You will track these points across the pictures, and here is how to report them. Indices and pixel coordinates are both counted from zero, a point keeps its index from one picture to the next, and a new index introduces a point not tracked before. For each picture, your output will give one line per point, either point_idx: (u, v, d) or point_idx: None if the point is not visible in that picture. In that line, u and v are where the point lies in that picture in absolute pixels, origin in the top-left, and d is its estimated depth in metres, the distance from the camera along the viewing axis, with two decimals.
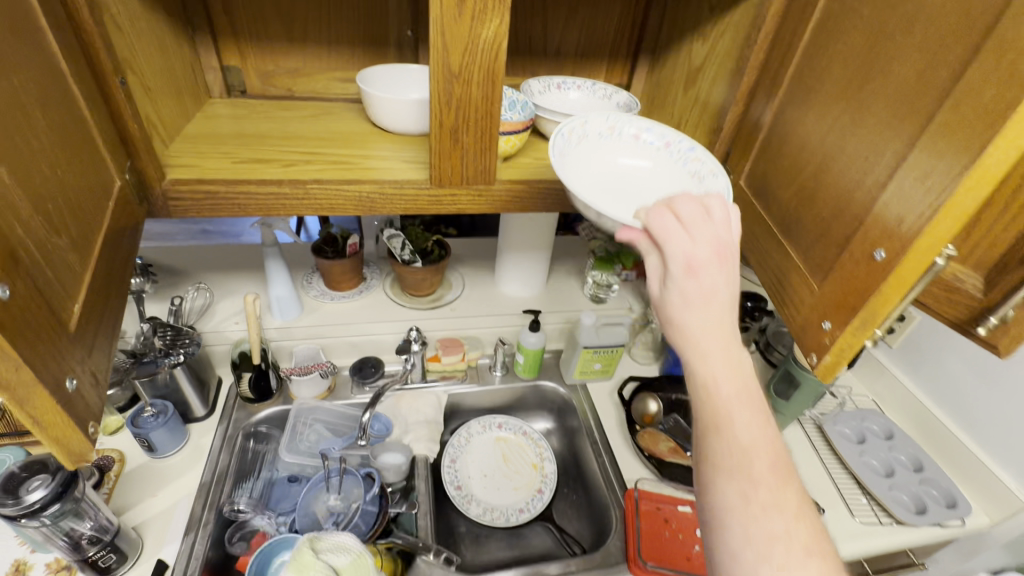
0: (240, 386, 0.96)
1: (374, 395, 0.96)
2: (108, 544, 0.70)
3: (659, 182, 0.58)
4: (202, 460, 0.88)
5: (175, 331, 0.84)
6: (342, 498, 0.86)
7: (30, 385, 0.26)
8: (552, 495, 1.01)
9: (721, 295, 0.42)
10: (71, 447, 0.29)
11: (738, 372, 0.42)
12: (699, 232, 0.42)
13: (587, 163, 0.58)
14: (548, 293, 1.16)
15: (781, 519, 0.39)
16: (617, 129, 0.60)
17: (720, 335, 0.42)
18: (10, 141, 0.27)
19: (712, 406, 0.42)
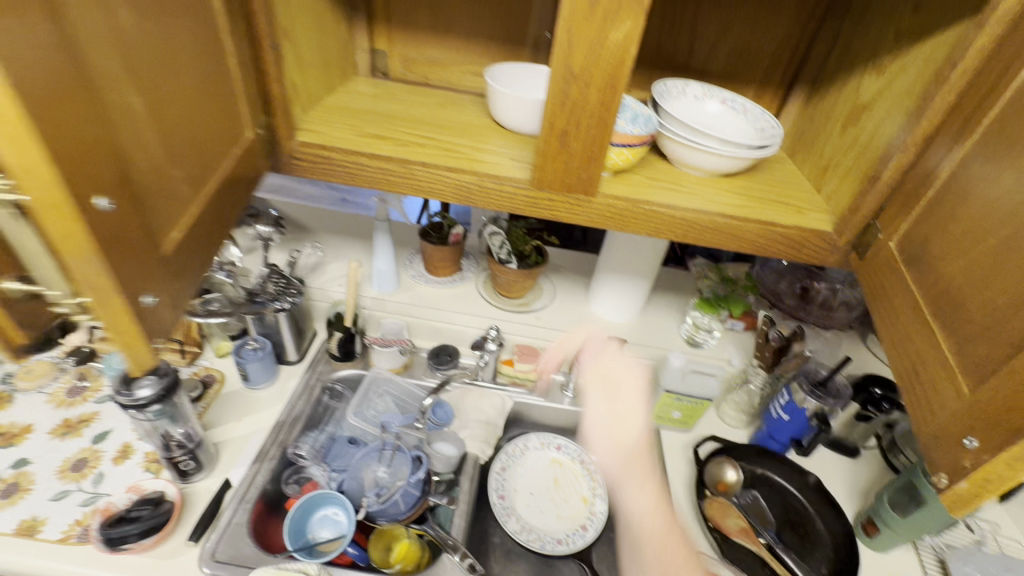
0: (330, 342, 1.02)
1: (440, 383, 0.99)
2: (189, 452, 0.79)
3: (727, 130, 0.65)
4: (283, 401, 0.96)
5: (286, 282, 0.95)
6: (389, 472, 0.89)
7: (105, 293, 0.30)
8: (596, 537, 0.93)
9: None
10: (139, 354, 0.34)
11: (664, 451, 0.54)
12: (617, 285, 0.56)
13: (682, 111, 0.65)
14: (639, 323, 1.10)
15: None
16: (710, 95, 0.66)
17: None
18: (155, 78, 0.32)
19: None
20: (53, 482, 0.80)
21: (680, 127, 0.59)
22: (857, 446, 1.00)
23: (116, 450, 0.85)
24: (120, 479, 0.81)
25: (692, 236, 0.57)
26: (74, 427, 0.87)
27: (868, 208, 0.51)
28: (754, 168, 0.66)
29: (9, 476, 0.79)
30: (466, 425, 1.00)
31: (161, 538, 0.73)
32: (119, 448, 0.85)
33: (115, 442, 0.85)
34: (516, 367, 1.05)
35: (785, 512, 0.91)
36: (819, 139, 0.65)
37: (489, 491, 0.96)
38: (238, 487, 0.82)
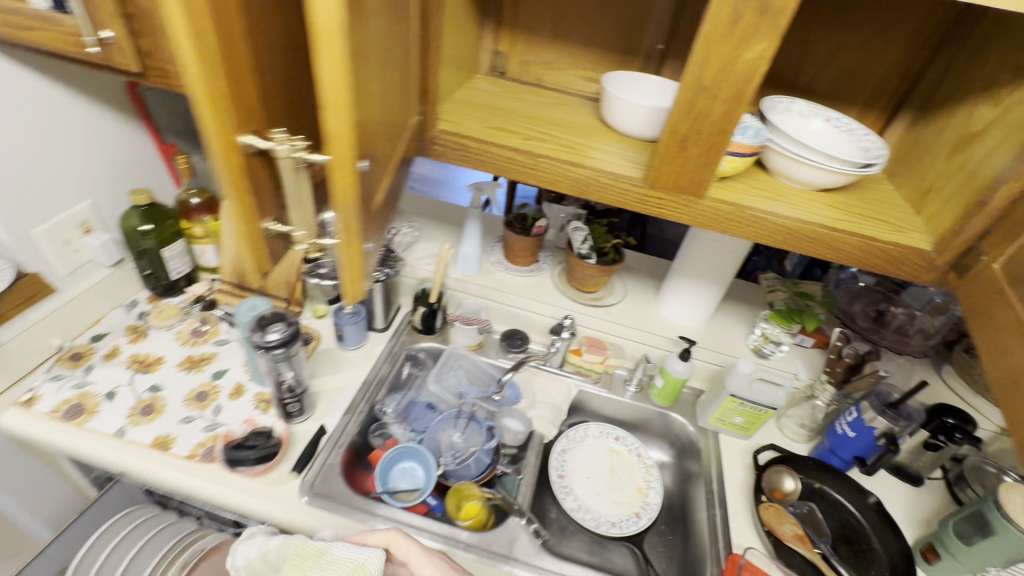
0: (415, 316, 1.12)
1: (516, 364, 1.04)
2: (296, 396, 0.90)
3: (830, 146, 0.68)
4: (370, 363, 1.05)
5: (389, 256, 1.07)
6: (463, 438, 0.99)
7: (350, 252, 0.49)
8: (648, 524, 0.98)
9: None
10: (355, 288, 0.53)
11: None
12: None
13: (786, 126, 0.68)
14: (706, 329, 1.13)
15: None
16: (815, 113, 0.69)
17: None
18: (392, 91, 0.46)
19: None
20: (181, 408, 0.92)
21: (787, 140, 0.62)
22: (921, 475, 0.99)
23: (230, 388, 0.96)
24: (235, 412, 0.92)
25: (790, 244, 0.61)
26: (196, 363, 1.00)
27: (971, 233, 0.54)
28: (852, 186, 0.68)
29: (146, 398, 0.92)
30: (534, 405, 1.07)
31: (268, 468, 0.84)
32: (233, 387, 0.96)
33: (229, 381, 0.97)
34: (583, 357, 1.09)
35: (843, 528, 0.92)
36: (922, 163, 0.67)
37: (550, 470, 1.03)
38: (332, 433, 0.92)
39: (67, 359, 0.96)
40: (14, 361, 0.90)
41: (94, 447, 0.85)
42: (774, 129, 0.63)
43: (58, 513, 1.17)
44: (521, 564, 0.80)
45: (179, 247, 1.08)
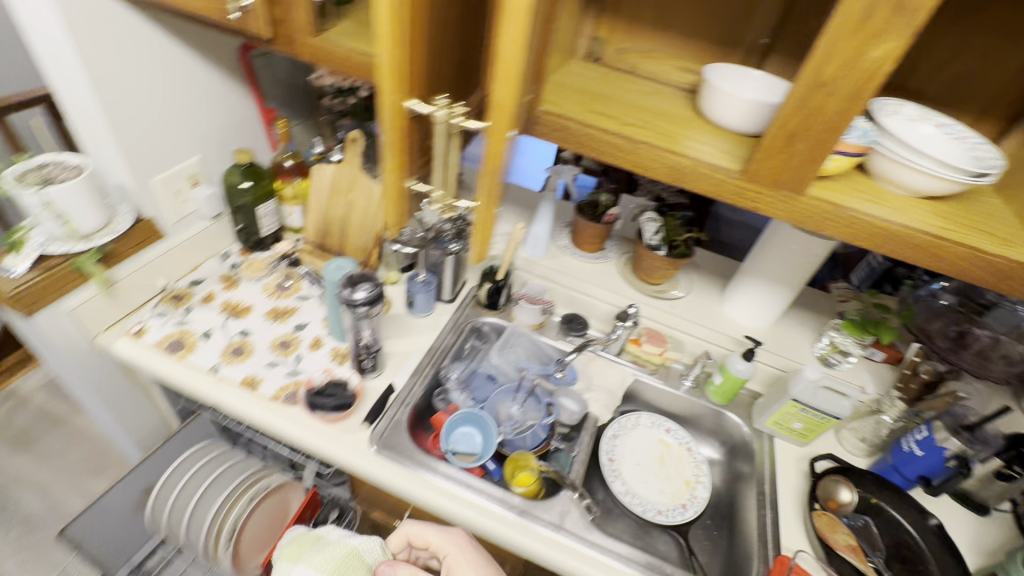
0: (481, 291, 1.15)
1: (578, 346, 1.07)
2: (371, 354, 0.96)
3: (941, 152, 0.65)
4: (436, 331, 1.10)
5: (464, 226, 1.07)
6: (520, 411, 1.03)
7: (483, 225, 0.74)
8: (694, 516, 0.99)
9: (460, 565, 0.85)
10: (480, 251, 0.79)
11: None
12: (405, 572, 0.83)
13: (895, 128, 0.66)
14: (771, 332, 1.12)
15: None
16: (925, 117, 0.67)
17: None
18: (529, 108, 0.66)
19: None
20: (267, 353, 1.00)
21: (895, 144, 0.61)
22: (988, 504, 0.95)
23: (309, 340, 1.03)
24: (314, 362, 0.99)
25: (886, 248, 0.60)
26: (281, 314, 1.07)
27: None
28: (956, 195, 0.66)
29: (236, 340, 1.01)
30: (590, 388, 1.09)
31: (343, 417, 0.91)
32: (312, 339, 1.03)
33: (310, 333, 1.04)
34: (643, 347, 1.11)
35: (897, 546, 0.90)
36: None
37: (601, 453, 1.05)
38: (400, 392, 0.97)
39: (170, 298, 1.06)
40: (125, 296, 1.00)
41: (192, 378, 0.94)
42: (883, 130, 0.61)
43: (146, 438, 1.29)
44: (570, 535, 0.84)
45: (272, 206, 1.16)
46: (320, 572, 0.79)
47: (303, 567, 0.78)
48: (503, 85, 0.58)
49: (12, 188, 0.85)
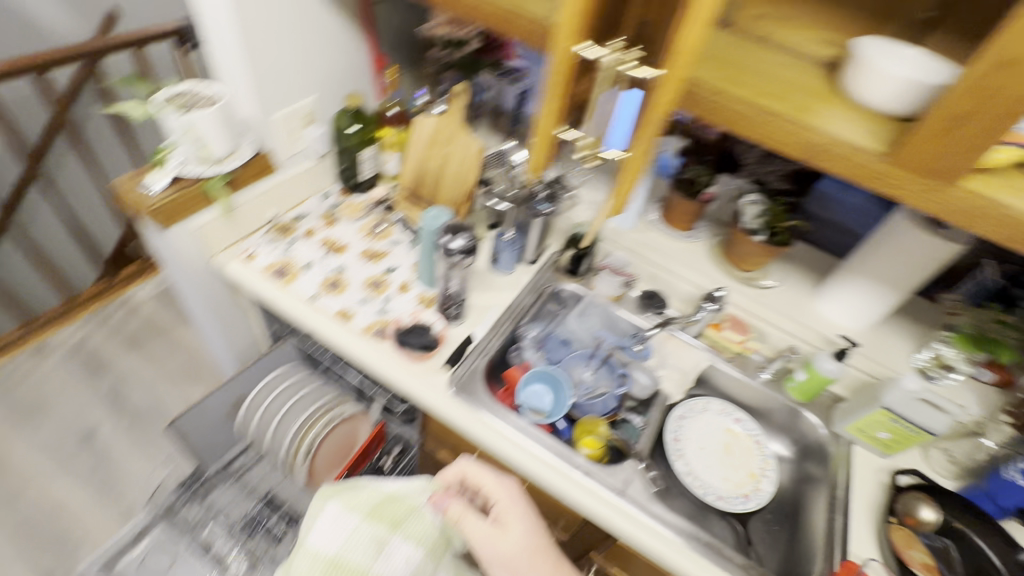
0: (564, 256, 1.16)
1: (664, 320, 1.07)
2: (455, 303, 1.00)
3: None
4: (516, 290, 1.11)
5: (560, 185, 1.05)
6: (593, 377, 1.04)
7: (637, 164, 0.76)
8: (756, 508, 0.98)
9: (507, 513, 0.84)
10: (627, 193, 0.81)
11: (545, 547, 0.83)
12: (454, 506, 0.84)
13: None
14: (869, 335, 1.07)
15: None
16: None
17: (527, 537, 0.83)
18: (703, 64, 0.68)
19: None
20: (360, 290, 1.06)
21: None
22: None
23: (399, 283, 1.08)
24: (401, 305, 1.04)
25: None
26: (374, 256, 1.13)
27: None
28: None
29: (332, 275, 1.07)
30: (663, 366, 1.10)
31: (426, 357, 0.96)
32: (401, 283, 1.08)
33: (400, 276, 1.10)
34: (723, 333, 1.09)
35: None
36: None
37: (665, 431, 1.04)
38: (479, 343, 1.00)
39: (278, 229, 1.14)
40: (241, 222, 1.09)
41: (294, 303, 1.02)
42: None
43: (239, 356, 1.41)
44: (632, 501, 0.85)
45: (373, 152, 1.21)
46: (357, 510, 0.88)
47: (337, 509, 0.88)
48: (687, 27, 0.58)
49: (159, 111, 0.95)
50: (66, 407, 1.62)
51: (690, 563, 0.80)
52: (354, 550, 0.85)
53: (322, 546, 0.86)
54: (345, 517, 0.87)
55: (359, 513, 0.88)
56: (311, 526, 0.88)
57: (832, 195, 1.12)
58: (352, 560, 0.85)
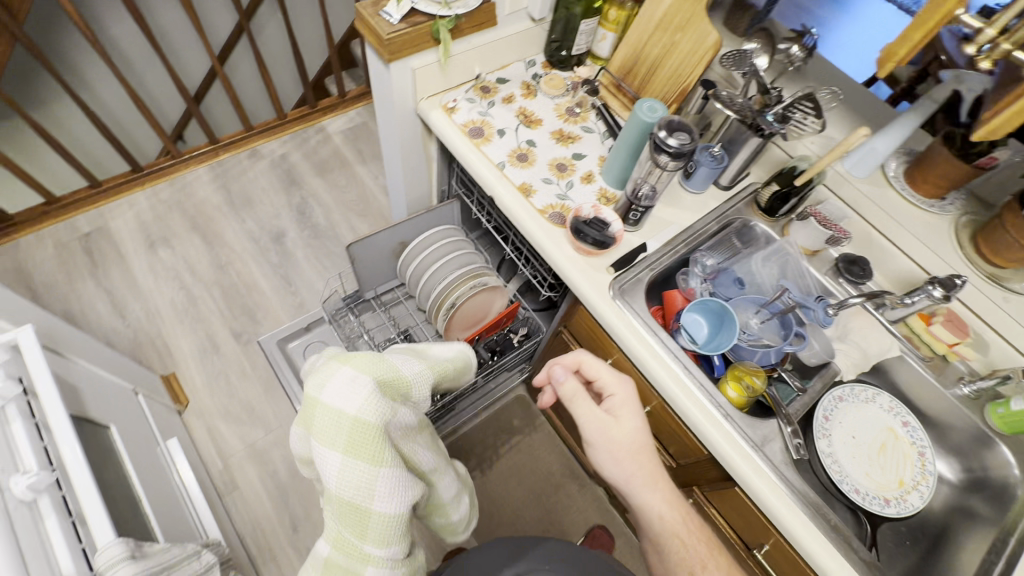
0: (763, 191, 1.03)
1: (869, 295, 0.91)
2: (639, 208, 0.95)
3: None
4: (702, 213, 1.02)
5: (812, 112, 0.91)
6: (759, 327, 0.96)
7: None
8: (894, 516, 0.88)
9: (624, 407, 0.83)
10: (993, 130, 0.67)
11: (649, 449, 0.82)
12: (566, 384, 0.83)
13: None
14: None
15: (707, 552, 0.80)
16: None
17: (635, 435, 0.82)
18: None
19: (676, 535, 0.79)
20: (545, 169, 1.04)
21: None
22: None
23: (583, 173, 1.05)
24: (582, 195, 1.02)
25: None
26: (565, 138, 1.09)
27: None
28: None
29: (523, 147, 1.07)
30: (842, 339, 0.97)
31: (594, 254, 0.94)
32: (586, 173, 1.05)
33: (586, 166, 1.06)
34: (931, 327, 0.94)
35: None
36: None
37: (818, 406, 0.95)
38: (650, 255, 0.96)
39: (479, 88, 1.14)
40: (452, 71, 1.11)
41: (483, 165, 1.04)
42: None
43: (411, 204, 1.53)
44: (766, 460, 0.81)
45: (593, 24, 1.11)
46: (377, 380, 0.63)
47: (351, 369, 0.62)
48: None
49: None
50: (266, 207, 1.90)
51: (812, 540, 0.77)
52: (380, 409, 0.61)
53: (338, 408, 0.60)
54: (362, 377, 0.62)
55: (376, 376, 0.63)
56: (317, 389, 0.61)
57: None
58: (379, 422, 0.60)
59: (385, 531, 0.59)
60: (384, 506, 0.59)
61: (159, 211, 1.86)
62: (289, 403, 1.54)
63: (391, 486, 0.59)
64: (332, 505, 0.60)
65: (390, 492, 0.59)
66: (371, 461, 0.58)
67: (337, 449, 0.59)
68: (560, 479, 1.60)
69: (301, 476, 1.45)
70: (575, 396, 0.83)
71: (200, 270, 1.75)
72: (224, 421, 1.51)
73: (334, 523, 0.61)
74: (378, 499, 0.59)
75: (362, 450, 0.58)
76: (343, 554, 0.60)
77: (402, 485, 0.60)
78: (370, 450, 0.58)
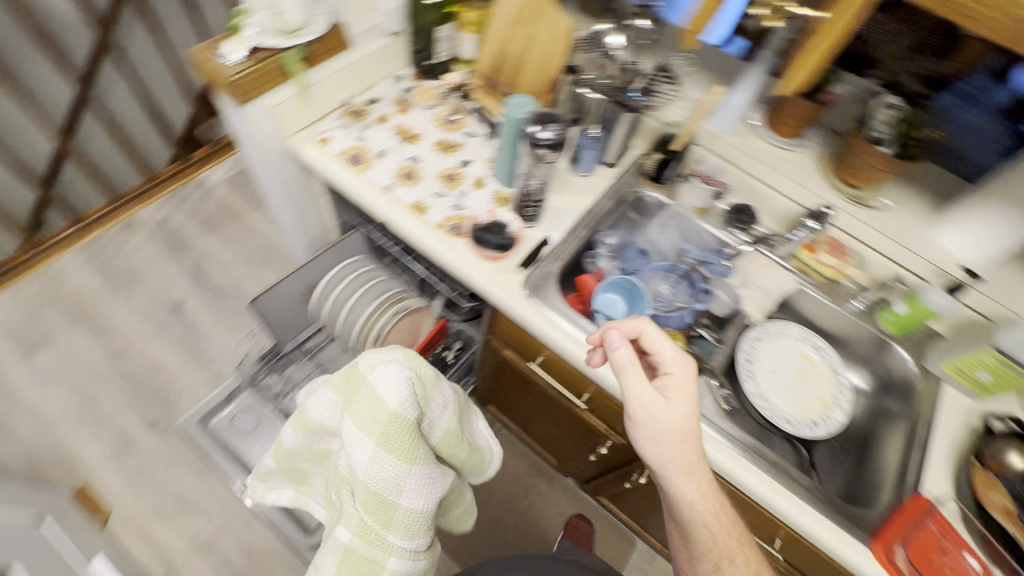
0: (647, 160, 1.07)
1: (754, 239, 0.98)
2: (533, 203, 0.97)
3: None
4: (595, 194, 1.04)
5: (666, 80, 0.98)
6: (670, 291, 1.01)
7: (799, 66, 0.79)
8: (824, 436, 0.95)
9: (675, 387, 0.77)
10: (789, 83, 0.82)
11: (694, 438, 0.76)
12: (620, 350, 0.76)
13: None
14: (994, 272, 0.94)
15: (737, 538, 0.77)
16: None
17: (684, 418, 0.75)
18: None
19: (705, 524, 0.76)
20: (434, 182, 1.02)
21: None
22: None
23: (474, 179, 1.04)
24: (477, 201, 1.01)
25: None
26: (448, 148, 1.08)
27: None
28: None
29: (407, 164, 1.04)
30: (745, 285, 1.05)
31: (500, 257, 0.94)
32: (477, 178, 1.04)
33: (476, 172, 1.05)
34: (817, 256, 1.01)
35: None
36: None
37: (738, 351, 1.01)
38: (554, 247, 0.96)
39: (351, 113, 1.09)
40: (315, 102, 1.05)
41: (370, 191, 1.00)
42: None
43: (312, 243, 1.45)
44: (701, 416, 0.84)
45: (450, 30, 1.11)
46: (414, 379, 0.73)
47: (401, 370, 0.71)
48: None
49: None
50: (154, 278, 1.74)
51: (758, 481, 0.81)
52: (415, 408, 0.70)
53: (380, 400, 0.69)
54: (407, 378, 0.71)
55: (415, 379, 0.73)
56: (367, 378, 0.71)
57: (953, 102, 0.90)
58: (414, 422, 0.70)
59: (409, 524, 0.69)
60: (409, 502, 0.69)
61: (29, 309, 1.66)
62: (225, 482, 1.42)
63: (417, 484, 0.69)
64: (358, 492, 0.69)
65: (416, 489, 0.69)
66: (404, 457, 0.68)
67: (372, 437, 0.68)
68: (529, 479, 1.60)
69: (258, 555, 1.35)
70: (624, 368, 0.76)
71: (92, 363, 1.58)
72: (157, 519, 1.37)
73: (357, 511, 0.69)
74: (405, 494, 0.68)
75: (397, 445, 0.68)
76: (363, 544, 0.69)
77: (427, 482, 0.71)
78: (404, 447, 0.68)
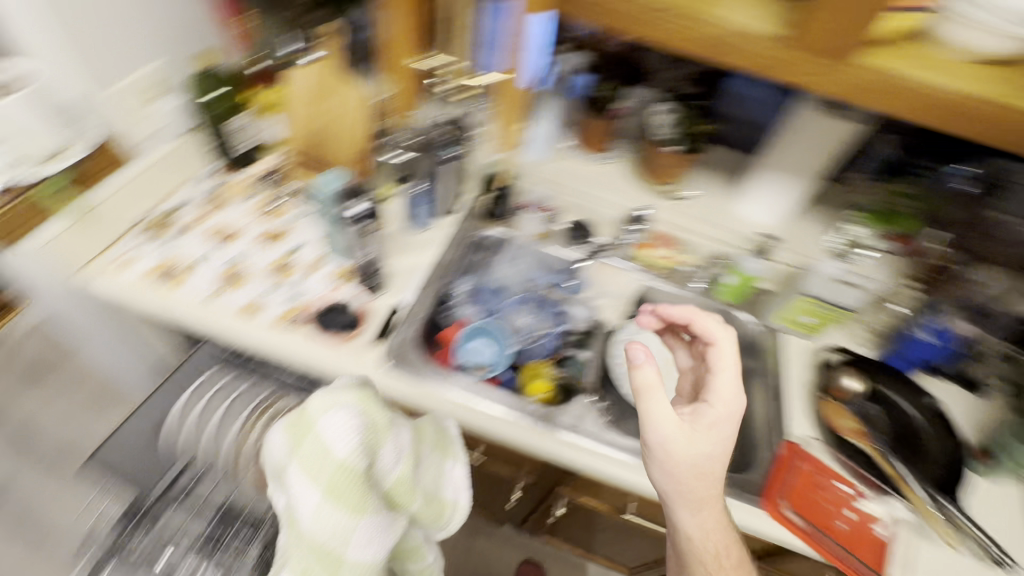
0: (483, 200, 1.11)
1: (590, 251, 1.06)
2: (371, 273, 0.95)
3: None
4: (437, 246, 1.04)
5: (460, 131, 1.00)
6: (533, 321, 1.03)
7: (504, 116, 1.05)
8: None
9: (699, 422, 0.73)
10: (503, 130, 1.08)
11: (715, 474, 0.72)
12: (641, 371, 0.73)
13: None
14: (789, 227, 1.11)
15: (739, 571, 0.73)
16: None
17: (709, 453, 0.71)
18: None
19: (705, 560, 0.72)
20: (263, 278, 0.95)
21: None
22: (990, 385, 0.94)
23: (308, 264, 0.99)
24: (315, 285, 0.95)
25: (907, 101, 0.65)
26: (273, 238, 1.01)
27: None
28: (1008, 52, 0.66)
29: (228, 266, 0.96)
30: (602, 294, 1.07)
31: (350, 337, 0.89)
32: (311, 262, 0.99)
33: (309, 255, 1.00)
34: (655, 251, 1.07)
35: (899, 428, 0.91)
36: None
37: (613, 357, 0.97)
38: (406, 311, 0.94)
39: (153, 226, 1.00)
40: (104, 227, 0.94)
41: (190, 306, 0.91)
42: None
43: (154, 369, 1.29)
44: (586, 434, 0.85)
45: (246, 119, 1.06)
46: (367, 421, 0.64)
47: (356, 414, 0.63)
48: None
49: None
50: None
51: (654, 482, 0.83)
52: (365, 456, 0.62)
53: (328, 447, 0.61)
54: (359, 424, 0.63)
55: (369, 423, 0.64)
56: (319, 421, 0.63)
57: (734, 93, 1.06)
58: (364, 470, 0.62)
59: None
60: (356, 555, 0.60)
61: None
62: None
63: (366, 536, 0.61)
64: (299, 544, 0.60)
65: (365, 541, 0.61)
66: (353, 509, 0.60)
67: (315, 487, 0.60)
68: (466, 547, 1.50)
69: None
70: (645, 392, 0.72)
71: None
72: None
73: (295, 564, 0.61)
74: (353, 547, 0.60)
75: (346, 496, 0.60)
76: None
77: (377, 533, 0.62)
78: (352, 499, 0.60)
